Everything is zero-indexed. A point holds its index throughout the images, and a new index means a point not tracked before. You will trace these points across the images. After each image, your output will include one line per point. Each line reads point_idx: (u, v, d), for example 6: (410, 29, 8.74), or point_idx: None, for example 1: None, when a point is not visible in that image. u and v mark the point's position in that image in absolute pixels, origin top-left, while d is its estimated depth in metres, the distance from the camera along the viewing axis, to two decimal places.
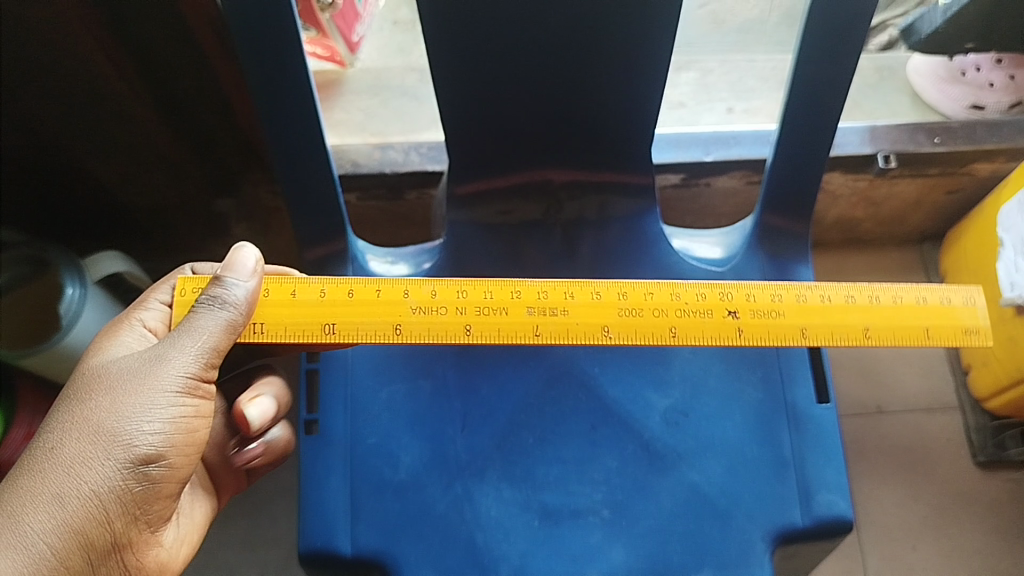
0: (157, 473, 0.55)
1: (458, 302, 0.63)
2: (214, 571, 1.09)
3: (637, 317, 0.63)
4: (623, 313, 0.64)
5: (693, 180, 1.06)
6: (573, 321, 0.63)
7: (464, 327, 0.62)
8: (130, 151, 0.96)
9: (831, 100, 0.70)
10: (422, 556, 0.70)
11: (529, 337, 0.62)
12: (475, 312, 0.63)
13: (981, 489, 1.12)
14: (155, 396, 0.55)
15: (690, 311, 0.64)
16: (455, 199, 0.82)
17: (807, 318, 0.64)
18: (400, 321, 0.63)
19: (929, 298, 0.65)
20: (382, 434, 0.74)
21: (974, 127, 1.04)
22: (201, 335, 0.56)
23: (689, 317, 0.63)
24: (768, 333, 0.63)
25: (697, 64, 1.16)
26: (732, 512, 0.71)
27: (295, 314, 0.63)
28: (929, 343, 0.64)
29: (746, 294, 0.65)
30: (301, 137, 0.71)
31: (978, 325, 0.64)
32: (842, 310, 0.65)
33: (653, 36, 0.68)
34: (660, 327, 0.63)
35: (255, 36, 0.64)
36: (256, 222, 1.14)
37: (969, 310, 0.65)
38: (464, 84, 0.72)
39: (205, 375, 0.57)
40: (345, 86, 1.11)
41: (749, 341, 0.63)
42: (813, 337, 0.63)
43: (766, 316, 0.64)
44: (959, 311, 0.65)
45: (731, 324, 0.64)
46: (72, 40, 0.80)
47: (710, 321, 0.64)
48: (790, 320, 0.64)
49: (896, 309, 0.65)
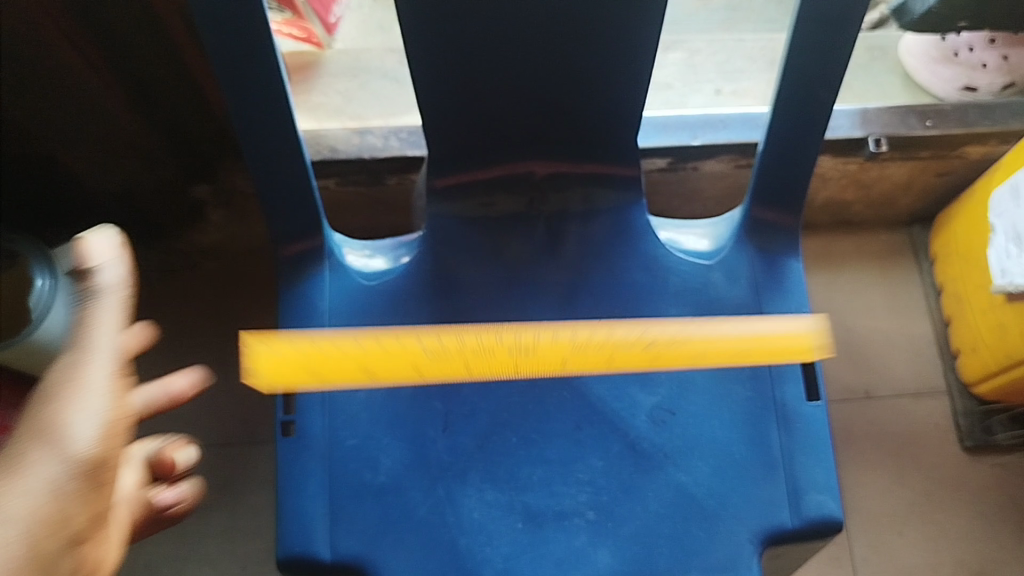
0: (106, 471, 0.44)
1: (462, 346, 0.68)
2: (195, 563, 1.08)
3: (535, 351, 0.69)
4: (523, 348, 0.69)
5: (680, 164, 1.04)
6: (494, 351, 0.68)
7: (467, 369, 0.68)
8: (99, 138, 0.94)
9: (824, 91, 0.67)
10: (403, 562, 0.69)
11: (462, 368, 0.67)
12: (473, 356, 0.67)
13: (968, 474, 1.11)
14: (79, 388, 0.43)
15: (574, 344, 0.69)
16: (434, 192, 0.79)
17: (681, 344, 0.68)
18: (419, 364, 0.66)
19: (780, 323, 0.71)
20: (361, 436, 0.72)
21: (966, 110, 1.02)
22: (104, 311, 0.45)
23: (577, 348, 0.68)
24: (646, 357, 0.68)
25: (685, 44, 1.13)
26: (719, 513, 0.70)
27: (324, 356, 0.65)
28: (793, 357, 0.69)
29: (615, 330, 0.70)
30: (274, 131, 0.68)
31: (824, 343, 0.71)
32: (711, 335, 0.69)
33: (638, 24, 0.66)
34: (556, 357, 0.68)
35: (223, 26, 0.61)
36: (234, 208, 1.11)
37: (816, 328, 0.71)
38: (443, 75, 0.69)
39: (128, 358, 0.46)
40: (323, 68, 1.08)
41: (635, 361, 0.67)
42: (692, 352, 0.68)
43: (642, 344, 0.68)
44: (807, 331, 0.71)
45: (610, 352, 0.68)
46: (31, 26, 0.76)
47: (594, 347, 0.68)
48: (670, 340, 0.68)
49: (760, 330, 0.70)
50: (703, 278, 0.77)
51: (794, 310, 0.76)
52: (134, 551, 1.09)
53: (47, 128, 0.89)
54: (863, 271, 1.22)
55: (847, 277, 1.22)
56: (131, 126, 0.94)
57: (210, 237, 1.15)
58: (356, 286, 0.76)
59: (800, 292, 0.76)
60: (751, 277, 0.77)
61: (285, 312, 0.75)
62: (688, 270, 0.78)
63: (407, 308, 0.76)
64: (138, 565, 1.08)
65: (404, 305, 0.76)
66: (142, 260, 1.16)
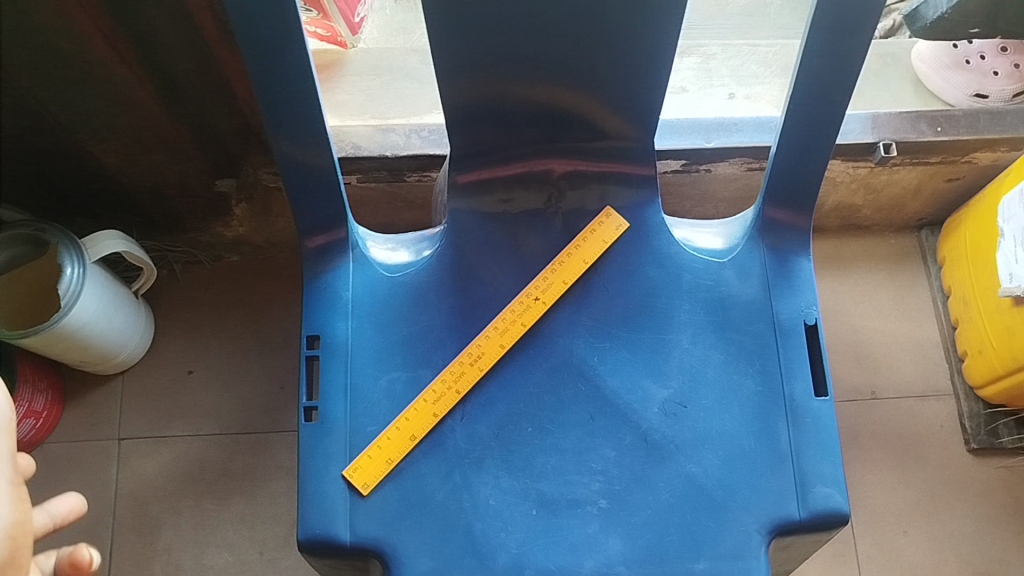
0: None
1: (457, 369, 0.76)
2: (215, 547, 1.12)
3: (478, 348, 0.77)
4: (475, 360, 0.76)
5: (693, 166, 1.06)
6: (466, 365, 0.76)
7: (480, 372, 0.76)
8: (128, 129, 0.96)
9: (837, 95, 0.70)
10: (421, 545, 0.71)
11: (478, 370, 0.76)
12: (469, 361, 0.76)
13: (973, 476, 1.13)
14: None
15: (492, 335, 0.77)
16: (455, 188, 0.82)
17: (532, 313, 0.78)
18: (434, 405, 0.75)
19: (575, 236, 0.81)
20: (382, 422, 0.74)
21: (977, 116, 1.04)
22: None
23: (489, 347, 0.77)
24: (528, 328, 0.77)
25: (700, 49, 1.15)
26: (728, 504, 0.72)
27: (388, 446, 0.73)
28: (612, 240, 0.80)
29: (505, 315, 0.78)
30: (305, 124, 0.71)
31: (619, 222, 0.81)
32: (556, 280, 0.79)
33: (658, 24, 0.69)
34: (492, 349, 0.76)
35: (259, 24, 0.64)
36: (257, 203, 1.12)
37: (610, 220, 0.81)
38: (466, 70, 0.72)
39: None
40: (347, 67, 1.11)
41: (540, 320, 0.77)
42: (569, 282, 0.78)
43: (522, 320, 0.77)
44: (607, 227, 0.81)
45: (518, 327, 0.77)
46: (67, 23, 0.79)
47: (504, 329, 0.77)
48: (541, 309, 0.78)
49: (570, 258, 0.80)
50: (716, 275, 0.79)
51: (803, 307, 0.78)
52: (153, 536, 1.12)
53: (75, 114, 0.92)
54: (872, 275, 1.24)
55: (856, 280, 1.24)
56: (161, 119, 0.96)
57: (233, 230, 1.18)
58: (378, 277, 0.79)
59: (809, 290, 0.79)
60: (763, 275, 0.79)
61: (307, 298, 0.78)
62: (701, 266, 0.79)
63: (428, 299, 0.78)
64: (158, 549, 1.11)
65: (427, 297, 0.78)
66: (167, 250, 1.21)
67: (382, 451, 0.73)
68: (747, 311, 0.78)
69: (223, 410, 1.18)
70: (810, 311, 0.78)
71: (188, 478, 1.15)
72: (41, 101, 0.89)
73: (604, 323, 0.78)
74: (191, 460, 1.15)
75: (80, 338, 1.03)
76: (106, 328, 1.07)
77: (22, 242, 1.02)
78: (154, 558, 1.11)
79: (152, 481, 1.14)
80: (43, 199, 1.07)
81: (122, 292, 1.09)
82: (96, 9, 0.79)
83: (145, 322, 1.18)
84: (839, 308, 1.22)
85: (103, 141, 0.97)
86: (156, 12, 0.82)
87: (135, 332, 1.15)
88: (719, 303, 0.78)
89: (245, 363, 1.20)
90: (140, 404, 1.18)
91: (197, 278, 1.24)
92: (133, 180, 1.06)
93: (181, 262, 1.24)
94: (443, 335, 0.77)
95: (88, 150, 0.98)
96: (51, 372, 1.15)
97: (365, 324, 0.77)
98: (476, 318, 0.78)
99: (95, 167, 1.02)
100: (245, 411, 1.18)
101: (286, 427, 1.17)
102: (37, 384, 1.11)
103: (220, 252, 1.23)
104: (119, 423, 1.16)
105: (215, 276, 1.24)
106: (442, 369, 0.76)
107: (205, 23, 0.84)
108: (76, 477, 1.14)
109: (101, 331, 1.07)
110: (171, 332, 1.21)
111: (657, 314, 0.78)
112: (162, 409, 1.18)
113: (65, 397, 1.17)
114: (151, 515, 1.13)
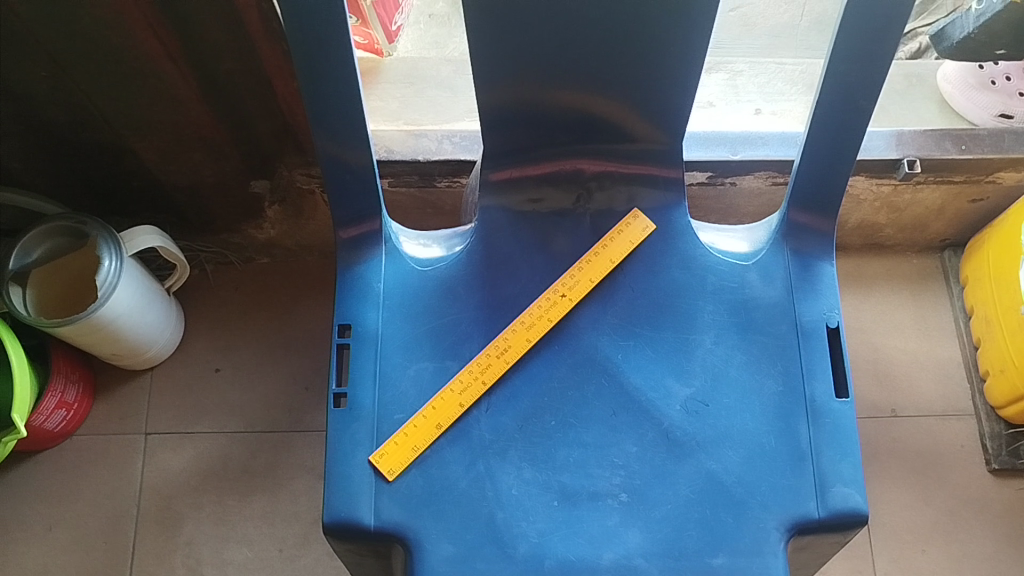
0: None
1: (483, 362, 0.77)
2: (236, 543, 1.13)
3: (505, 341, 0.78)
4: (502, 353, 0.78)
5: (719, 179, 1.08)
6: (492, 358, 0.77)
7: (505, 365, 0.77)
8: (169, 125, 0.99)
9: (863, 100, 0.72)
10: (443, 531, 0.72)
11: (503, 363, 0.77)
12: (495, 354, 0.78)
13: (993, 496, 1.13)
14: None
15: (518, 329, 0.79)
16: (487, 186, 0.84)
17: (558, 309, 0.79)
18: (460, 395, 0.76)
19: (602, 237, 0.82)
20: (408, 410, 0.76)
21: (1002, 136, 1.05)
22: None
23: (515, 341, 0.78)
24: (554, 323, 0.79)
25: (728, 65, 1.18)
26: (748, 501, 0.73)
27: (414, 433, 0.75)
28: (638, 242, 0.82)
29: (532, 311, 0.79)
30: (345, 118, 0.73)
31: (645, 223, 0.83)
32: (583, 278, 0.80)
33: (691, 27, 0.70)
34: (517, 342, 0.78)
35: (307, 18, 0.66)
36: (290, 205, 1.15)
37: (637, 223, 0.83)
38: (502, 70, 0.74)
39: None
40: (382, 74, 1.14)
41: (565, 316, 0.79)
42: (595, 281, 0.80)
43: (548, 316, 0.79)
44: (633, 229, 0.83)
45: (544, 322, 0.79)
46: (119, 18, 0.82)
47: (531, 324, 0.79)
48: (566, 305, 0.79)
49: (597, 258, 0.81)
50: (740, 277, 0.80)
51: (826, 310, 0.79)
52: (175, 530, 1.13)
53: (119, 109, 0.95)
54: (894, 294, 1.25)
55: (878, 298, 1.24)
56: (202, 117, 0.99)
57: (265, 232, 1.20)
58: (409, 270, 0.81)
59: (832, 294, 0.80)
60: (786, 278, 0.80)
61: (340, 289, 0.80)
62: (725, 269, 0.81)
63: (457, 293, 0.80)
64: (180, 543, 1.12)
65: (456, 291, 0.80)
66: (199, 250, 1.24)
67: (408, 438, 0.75)
68: (770, 313, 0.79)
69: (249, 408, 1.20)
70: (833, 315, 0.79)
71: (211, 473, 1.16)
72: (88, 92, 0.92)
73: (628, 321, 0.79)
74: (215, 456, 1.17)
75: (113, 330, 1.05)
76: (139, 322, 1.10)
77: (63, 235, 1.06)
78: (176, 551, 1.12)
79: (177, 475, 1.16)
80: (85, 192, 1.10)
81: (154, 288, 1.12)
82: (148, 5, 0.82)
83: (177, 319, 1.20)
84: (861, 326, 1.23)
85: (145, 135, 1.00)
86: (205, 10, 0.85)
87: (166, 328, 1.17)
88: (742, 304, 0.79)
89: (272, 363, 1.22)
90: (168, 399, 1.20)
91: (228, 278, 1.27)
92: (171, 177, 1.09)
93: (212, 263, 1.27)
94: (471, 328, 0.79)
95: (129, 144, 1.01)
96: (83, 364, 1.17)
97: (396, 315, 0.79)
98: (504, 313, 0.80)
99: (135, 162, 1.05)
100: (270, 409, 1.20)
101: (309, 426, 1.19)
102: (70, 375, 1.13)
103: (251, 253, 1.26)
104: (147, 418, 1.19)
105: (246, 277, 1.27)
106: (469, 361, 0.78)
107: (252, 21, 0.87)
108: (103, 469, 1.16)
109: (134, 324, 1.09)
110: (200, 331, 1.23)
111: (681, 314, 0.79)
112: (188, 405, 1.20)
113: (95, 390, 1.19)
114: (174, 509, 1.14)
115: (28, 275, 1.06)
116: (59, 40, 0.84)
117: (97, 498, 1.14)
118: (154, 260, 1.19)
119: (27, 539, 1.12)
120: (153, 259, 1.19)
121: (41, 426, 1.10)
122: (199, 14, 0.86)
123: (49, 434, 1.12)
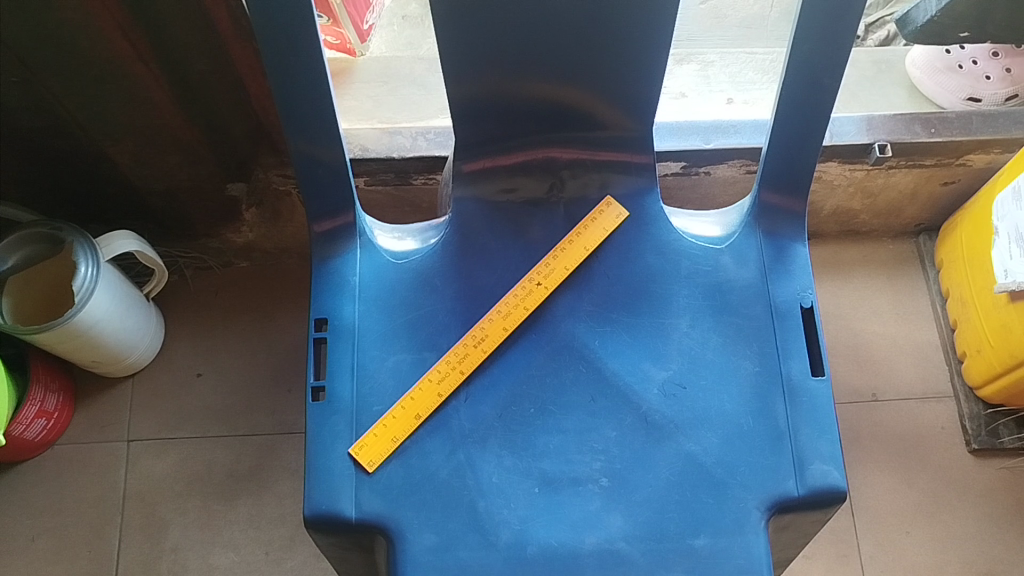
0: None
1: (460, 352, 0.78)
2: (221, 547, 1.12)
3: (482, 331, 0.78)
4: (479, 342, 0.78)
5: (693, 168, 1.09)
6: (471, 348, 0.78)
7: (483, 354, 0.77)
8: (143, 129, 0.99)
9: (828, 80, 0.73)
10: (425, 521, 0.72)
11: (480, 351, 0.77)
12: (473, 343, 0.78)
13: (975, 476, 1.13)
14: None
15: (496, 318, 0.79)
16: (461, 177, 0.85)
17: (534, 296, 0.79)
18: (438, 385, 0.76)
19: (577, 226, 0.83)
20: (388, 403, 0.76)
21: (970, 119, 1.07)
22: None
23: (492, 330, 0.78)
24: (530, 311, 0.79)
25: (698, 56, 1.19)
26: (728, 482, 0.73)
27: (393, 424, 0.75)
28: (613, 230, 0.82)
29: (508, 300, 0.80)
30: (316, 113, 0.73)
31: (617, 211, 0.83)
32: (558, 266, 0.81)
33: (656, 13, 0.71)
34: (494, 331, 0.78)
35: (273, 14, 0.66)
36: (267, 208, 1.15)
37: (611, 213, 0.83)
38: (470, 63, 0.74)
39: None
40: (356, 74, 1.14)
41: (541, 303, 0.79)
42: (569, 267, 0.80)
43: (524, 304, 0.79)
44: (608, 217, 0.83)
45: (521, 310, 0.79)
46: (89, 22, 0.82)
47: (508, 314, 0.79)
48: (543, 292, 0.80)
49: (571, 246, 0.82)
50: (714, 260, 0.81)
51: (799, 291, 0.80)
52: (161, 536, 1.13)
53: (90, 113, 0.95)
54: (870, 279, 1.26)
55: (855, 285, 1.25)
56: (176, 119, 0.99)
57: (243, 235, 1.20)
58: (384, 263, 0.81)
59: (806, 275, 0.81)
60: (760, 260, 0.81)
61: (315, 284, 0.80)
62: (699, 253, 0.81)
63: (434, 285, 0.80)
64: (165, 549, 1.12)
65: (432, 282, 0.80)
66: (178, 255, 1.24)
67: (387, 429, 0.75)
68: (744, 295, 0.80)
69: (231, 411, 1.19)
70: (807, 294, 0.80)
71: (195, 479, 1.16)
72: (58, 97, 0.91)
73: (604, 308, 0.79)
74: (199, 461, 1.17)
75: (93, 335, 1.05)
76: (118, 327, 1.09)
77: (38, 242, 1.06)
78: (161, 558, 1.11)
79: (160, 481, 1.15)
80: (61, 197, 1.10)
81: (133, 294, 1.12)
82: (116, 7, 0.82)
83: (156, 325, 1.20)
84: (839, 312, 1.23)
85: (118, 140, 1.00)
86: (174, 10, 0.85)
87: (145, 334, 1.17)
88: (717, 288, 0.80)
89: (254, 366, 1.22)
90: (150, 406, 1.19)
91: (207, 283, 1.27)
92: (147, 182, 1.09)
93: (191, 268, 1.26)
94: (448, 319, 0.79)
95: (102, 149, 1.01)
96: (62, 373, 1.16)
97: (373, 307, 0.79)
98: (480, 304, 0.80)
99: (109, 166, 1.05)
100: (252, 413, 1.19)
101: (292, 429, 1.18)
102: (49, 384, 1.13)
103: (229, 258, 1.26)
104: (129, 425, 1.18)
105: (225, 281, 1.27)
106: (447, 351, 0.78)
107: (220, 20, 0.88)
108: (85, 478, 1.15)
109: (114, 329, 1.08)
110: (181, 336, 1.23)
111: (656, 299, 0.80)
112: (170, 411, 1.19)
113: (76, 399, 1.19)
114: (158, 515, 1.14)
115: (4, 283, 1.06)
116: (30, 46, 0.83)
117: (81, 507, 1.14)
118: (132, 266, 1.20)
119: (11, 551, 1.11)
120: (131, 266, 1.20)
121: (20, 436, 1.09)
122: (168, 16, 0.86)
123: (29, 444, 1.12)
